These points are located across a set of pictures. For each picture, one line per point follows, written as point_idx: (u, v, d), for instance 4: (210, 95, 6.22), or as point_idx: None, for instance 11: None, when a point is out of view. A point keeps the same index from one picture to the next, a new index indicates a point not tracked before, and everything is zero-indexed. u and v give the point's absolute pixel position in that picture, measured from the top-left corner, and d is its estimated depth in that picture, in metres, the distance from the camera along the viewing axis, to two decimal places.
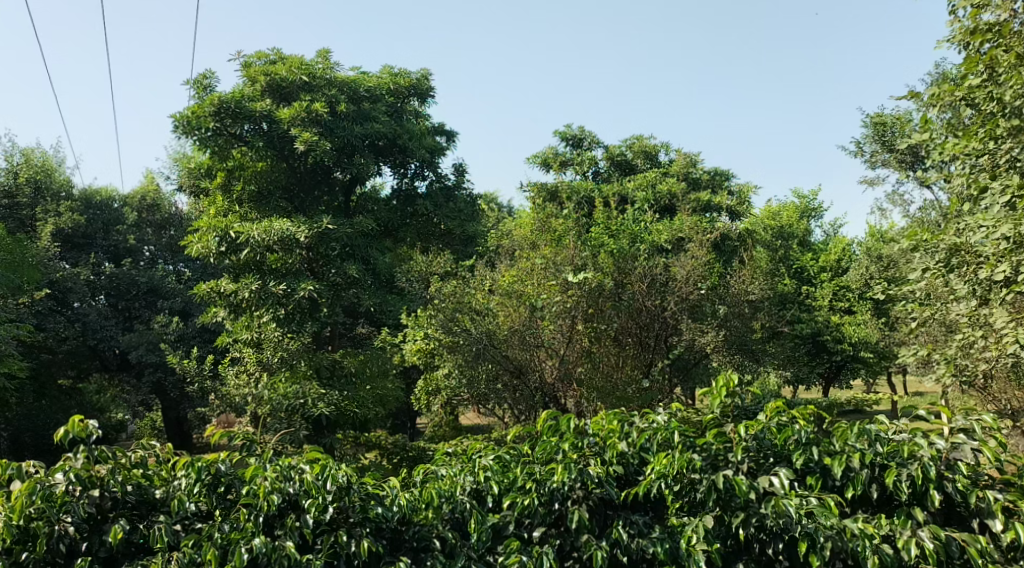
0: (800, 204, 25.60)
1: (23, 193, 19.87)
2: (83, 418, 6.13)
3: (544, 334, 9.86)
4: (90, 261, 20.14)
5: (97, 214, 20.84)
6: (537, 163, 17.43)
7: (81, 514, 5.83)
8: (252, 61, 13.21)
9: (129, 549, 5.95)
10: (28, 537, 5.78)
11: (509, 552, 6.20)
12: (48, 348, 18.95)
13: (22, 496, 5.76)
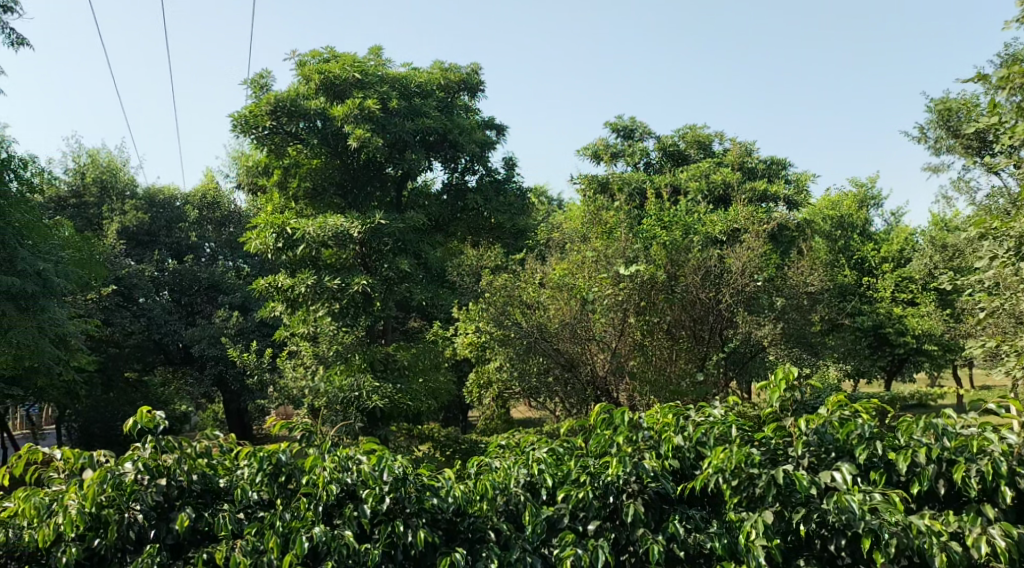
0: (860, 193, 25.20)
1: (89, 193, 20.60)
2: (151, 409, 6.19)
3: (595, 328, 9.84)
4: (154, 257, 20.52)
5: (160, 212, 21.27)
6: (589, 155, 17.35)
7: (149, 502, 5.92)
8: (307, 60, 13.41)
9: (195, 537, 6.00)
10: (100, 524, 5.88)
11: (564, 544, 6.17)
12: (115, 343, 19.63)
13: (94, 484, 5.84)
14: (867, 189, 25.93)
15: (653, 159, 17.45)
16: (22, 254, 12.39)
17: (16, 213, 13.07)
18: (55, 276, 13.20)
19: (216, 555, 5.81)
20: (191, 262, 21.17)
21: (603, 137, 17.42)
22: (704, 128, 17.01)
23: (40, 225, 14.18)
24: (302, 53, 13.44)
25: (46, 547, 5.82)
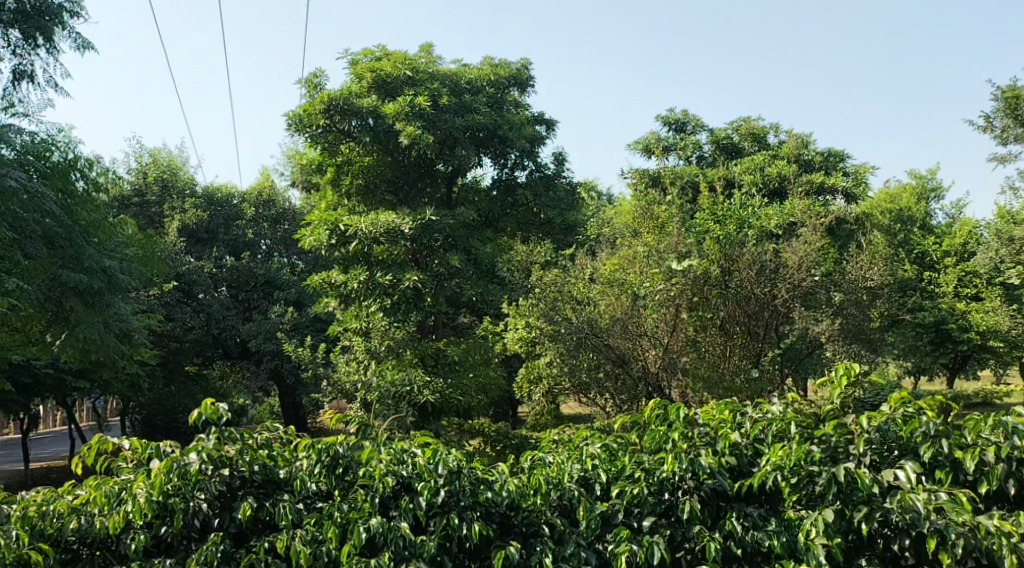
0: (918, 185, 24.86)
1: (151, 191, 21.14)
2: (214, 401, 6.27)
3: (646, 323, 9.78)
4: (212, 254, 20.86)
5: (218, 210, 21.64)
6: (641, 148, 17.24)
7: (214, 492, 5.96)
8: (360, 58, 13.51)
9: (257, 526, 6.05)
10: (167, 512, 5.94)
11: (619, 540, 6.13)
12: (176, 338, 20.00)
13: (161, 474, 5.90)
14: (927, 179, 25.52)
15: (705, 152, 17.32)
16: (87, 251, 12.53)
17: (82, 211, 13.28)
18: (120, 272, 13.31)
19: (278, 543, 5.84)
20: (248, 259, 21.45)
21: (654, 130, 17.29)
22: (758, 120, 16.83)
23: (106, 223, 14.46)
24: (355, 51, 13.55)
25: (116, 534, 5.90)
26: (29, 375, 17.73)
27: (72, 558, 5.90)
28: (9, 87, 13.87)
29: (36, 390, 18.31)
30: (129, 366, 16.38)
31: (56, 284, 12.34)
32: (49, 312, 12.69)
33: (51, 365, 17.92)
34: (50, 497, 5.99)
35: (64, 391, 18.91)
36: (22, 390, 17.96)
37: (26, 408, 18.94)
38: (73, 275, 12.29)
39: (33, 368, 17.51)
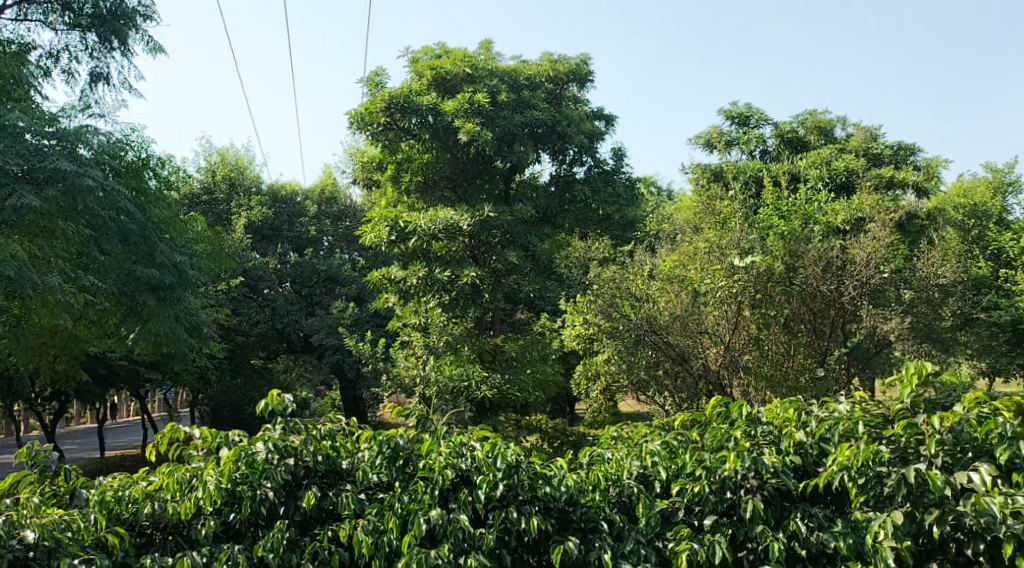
0: (996, 178, 24.17)
1: (219, 189, 21.44)
2: (280, 392, 6.39)
3: (707, 320, 9.63)
4: (277, 251, 21.20)
5: (283, 207, 22.05)
6: (702, 143, 17.10)
7: (279, 480, 5.95)
8: (419, 56, 13.67)
9: (320, 515, 6.04)
10: (235, 499, 5.93)
11: (679, 539, 6.04)
12: (243, 332, 20.30)
13: (229, 462, 5.93)
14: (1005, 173, 24.81)
15: (769, 147, 17.09)
16: (160, 247, 12.71)
17: (155, 209, 13.50)
18: (190, 268, 13.52)
19: (340, 532, 5.82)
20: (311, 256, 21.70)
21: (717, 125, 17.09)
22: (825, 113, 16.55)
23: (177, 220, 14.69)
24: (414, 50, 13.70)
25: (187, 519, 5.88)
26: (103, 366, 18.32)
27: (146, 542, 5.89)
28: (86, 89, 14.17)
29: (111, 380, 18.92)
30: (198, 359, 16.73)
31: (130, 280, 12.59)
32: (123, 307, 12.90)
33: (126, 356, 18.36)
34: (126, 483, 6.03)
35: (136, 382, 19.37)
36: (97, 379, 18.57)
37: (100, 399, 19.42)
38: (147, 271, 12.48)
39: (109, 360, 17.98)
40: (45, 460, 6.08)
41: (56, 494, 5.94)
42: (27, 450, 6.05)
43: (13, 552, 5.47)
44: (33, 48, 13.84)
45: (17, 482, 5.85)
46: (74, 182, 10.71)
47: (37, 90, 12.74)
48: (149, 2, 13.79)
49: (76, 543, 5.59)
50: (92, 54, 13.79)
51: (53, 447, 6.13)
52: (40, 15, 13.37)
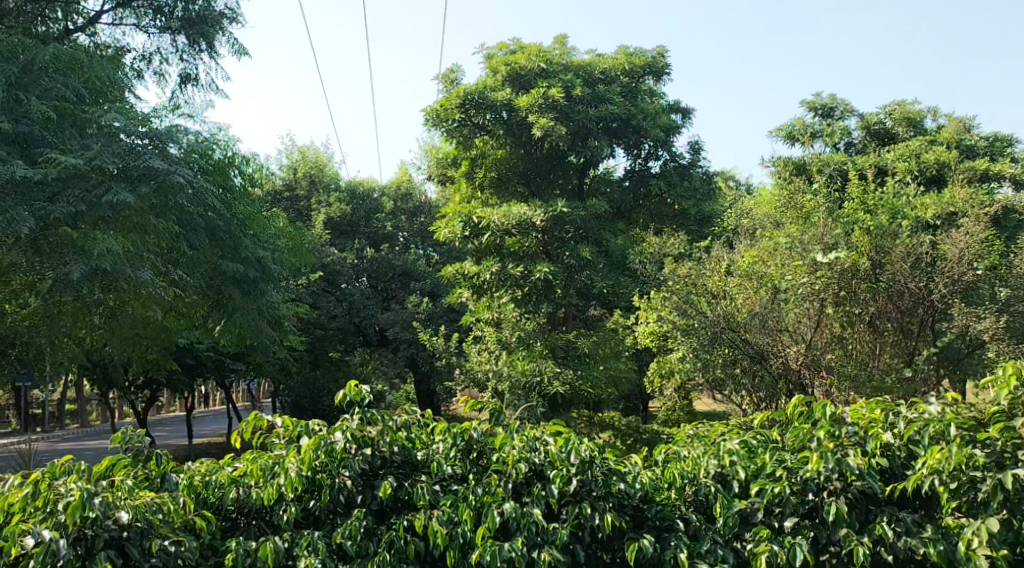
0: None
1: (300, 186, 22.21)
2: (358, 383, 6.28)
3: (788, 319, 9.48)
4: (354, 246, 21.48)
5: (360, 204, 22.26)
6: (786, 136, 16.65)
7: (358, 469, 5.92)
8: (494, 52, 13.72)
9: (396, 504, 5.97)
10: (315, 487, 5.87)
11: (758, 540, 5.87)
12: (322, 325, 20.88)
13: (309, 450, 5.84)
14: None
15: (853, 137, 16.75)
16: (244, 242, 12.87)
17: (240, 205, 13.76)
18: (272, 261, 13.75)
19: (415, 523, 5.74)
20: (387, 250, 21.88)
21: (800, 117, 16.74)
22: (914, 103, 16.15)
23: (260, 217, 14.91)
24: (489, 46, 13.76)
25: (270, 505, 5.84)
26: (192, 357, 18.67)
27: (231, 526, 5.88)
28: (176, 90, 14.41)
29: (198, 369, 19.27)
30: (280, 350, 17.01)
31: (217, 274, 12.84)
32: (210, 300, 13.20)
33: (213, 347, 18.72)
34: (212, 468, 6.00)
35: (223, 372, 19.73)
36: (185, 368, 18.97)
37: (189, 388, 19.84)
38: (232, 265, 12.69)
39: (197, 351, 18.35)
40: (138, 445, 6.01)
41: (147, 478, 5.90)
42: (121, 435, 5.99)
43: (107, 533, 5.37)
44: (127, 52, 14.10)
45: (113, 464, 5.83)
46: (164, 180, 10.74)
47: (131, 91, 13.00)
48: (235, 5, 13.89)
49: (167, 524, 5.52)
50: (182, 56, 14.03)
51: (145, 432, 6.05)
52: (134, 18, 13.73)
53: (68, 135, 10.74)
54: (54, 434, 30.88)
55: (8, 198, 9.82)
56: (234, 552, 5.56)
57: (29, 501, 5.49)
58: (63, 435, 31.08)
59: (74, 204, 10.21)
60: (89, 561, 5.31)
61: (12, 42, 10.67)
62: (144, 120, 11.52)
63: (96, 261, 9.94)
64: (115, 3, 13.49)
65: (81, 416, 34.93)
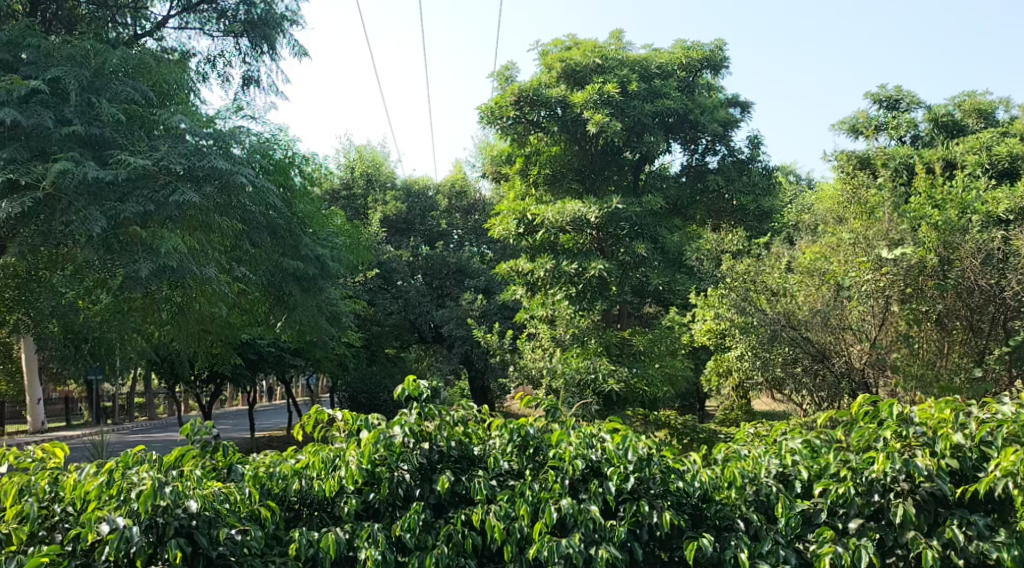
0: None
1: (357, 185, 22.43)
2: (416, 378, 6.24)
3: (851, 316, 9.26)
4: (410, 243, 21.58)
5: (416, 202, 22.36)
6: (849, 129, 17.36)
7: (416, 463, 5.88)
8: (549, 49, 13.65)
9: (454, 499, 5.93)
10: (374, 480, 5.87)
11: (822, 541, 5.71)
12: (378, 321, 20.95)
13: (368, 443, 5.83)
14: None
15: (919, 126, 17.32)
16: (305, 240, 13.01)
17: (299, 203, 13.93)
18: (332, 259, 13.88)
19: (472, 517, 5.68)
20: (442, 247, 21.93)
21: (864, 109, 17.33)
22: (982, 94, 16.64)
23: (319, 215, 15.07)
24: (544, 43, 13.70)
25: (331, 497, 5.82)
26: (254, 352, 18.87)
27: (295, 517, 5.85)
28: (240, 92, 14.56)
29: (260, 365, 19.38)
30: (337, 346, 17.10)
31: (278, 271, 12.95)
32: (271, 297, 13.32)
33: (274, 343, 18.95)
34: (276, 460, 6.00)
35: (283, 368, 19.89)
36: (248, 364, 19.17)
37: (250, 383, 20.05)
38: (292, 263, 12.79)
39: (258, 346, 18.57)
40: (205, 436, 6.06)
41: (215, 468, 5.91)
42: (190, 426, 6.03)
43: (177, 521, 5.38)
44: (193, 55, 14.27)
45: (181, 455, 5.84)
46: (228, 180, 10.82)
47: (195, 94, 13.15)
48: (296, 7, 13.98)
49: (233, 514, 5.51)
50: (244, 59, 14.15)
51: (213, 424, 6.11)
52: (198, 23, 13.95)
53: (138, 136, 10.70)
54: (123, 426, 31.51)
55: (81, 197, 9.92)
56: (297, 542, 5.55)
57: (103, 489, 5.46)
58: (131, 427, 31.70)
59: (144, 204, 10.19)
60: (159, 549, 5.32)
61: (84, 46, 10.73)
62: (209, 122, 11.67)
63: (164, 259, 10.08)
64: (181, 8, 13.68)
65: (149, 409, 35.63)
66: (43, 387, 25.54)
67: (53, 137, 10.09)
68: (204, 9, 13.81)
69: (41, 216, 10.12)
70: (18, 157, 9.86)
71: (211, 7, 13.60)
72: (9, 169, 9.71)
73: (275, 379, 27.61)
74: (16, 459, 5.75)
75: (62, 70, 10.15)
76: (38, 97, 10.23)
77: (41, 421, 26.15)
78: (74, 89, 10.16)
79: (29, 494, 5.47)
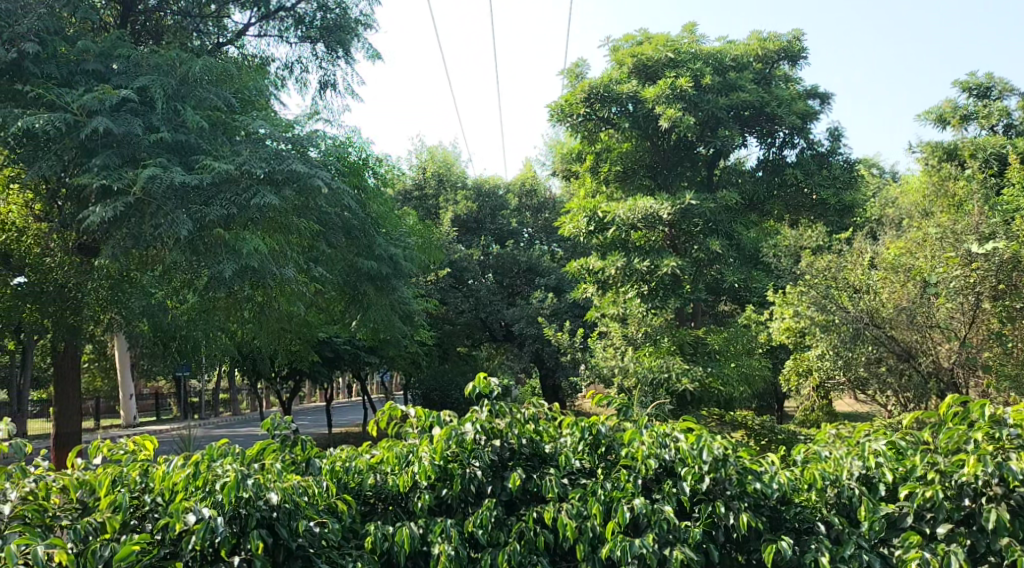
0: None
1: (429, 186, 22.52)
2: (487, 375, 6.13)
3: (939, 314, 8.91)
4: (481, 243, 21.60)
5: (486, 202, 22.34)
6: (936, 120, 17.32)
7: (488, 460, 5.76)
8: (620, 44, 13.44)
9: (525, 496, 5.81)
10: (447, 476, 5.73)
11: (908, 546, 5.44)
12: (450, 320, 20.97)
13: (441, 439, 5.75)
14: None
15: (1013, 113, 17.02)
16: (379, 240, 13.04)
17: (373, 204, 13.94)
18: (406, 259, 13.81)
19: (544, 515, 5.53)
20: (512, 247, 21.87)
21: (951, 99, 17.18)
22: None
23: (392, 215, 15.07)
24: (614, 39, 13.50)
25: (405, 492, 5.72)
26: (330, 350, 19.01)
27: (369, 511, 5.77)
28: (316, 97, 14.66)
29: (337, 363, 19.53)
30: (411, 343, 17.14)
31: (352, 271, 13.01)
32: (346, 296, 13.41)
33: (349, 341, 19.09)
34: (351, 455, 5.92)
35: (359, 365, 19.94)
36: (325, 361, 19.28)
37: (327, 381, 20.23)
38: (368, 263, 12.82)
39: (335, 343, 18.73)
40: (285, 431, 6.08)
41: (294, 462, 5.85)
42: (270, 420, 6.07)
43: (259, 513, 5.31)
44: (271, 60, 14.41)
45: (263, 448, 5.85)
46: (306, 183, 10.78)
47: (273, 99, 13.29)
48: (370, 11, 13.99)
49: (312, 506, 5.45)
50: (321, 63, 14.23)
51: (292, 419, 6.13)
52: (277, 31, 13.94)
53: (221, 142, 10.83)
54: (210, 421, 32.13)
55: (169, 200, 10.04)
56: (372, 536, 5.45)
57: (189, 480, 5.40)
58: (216, 421, 32.38)
59: (227, 207, 10.29)
60: (243, 539, 5.28)
61: (170, 55, 10.93)
62: (288, 126, 11.72)
63: (245, 260, 10.15)
64: (259, 16, 13.73)
65: (233, 405, 36.30)
66: (134, 383, 26.14)
67: (143, 143, 10.22)
68: (282, 17, 13.74)
69: (132, 219, 10.18)
70: (110, 162, 9.96)
71: (288, 13, 13.66)
72: (102, 175, 9.82)
73: (351, 377, 27.87)
74: (109, 451, 5.74)
75: (149, 78, 10.34)
76: (128, 105, 10.36)
77: (132, 416, 26.77)
78: (161, 98, 10.34)
79: (121, 485, 5.42)
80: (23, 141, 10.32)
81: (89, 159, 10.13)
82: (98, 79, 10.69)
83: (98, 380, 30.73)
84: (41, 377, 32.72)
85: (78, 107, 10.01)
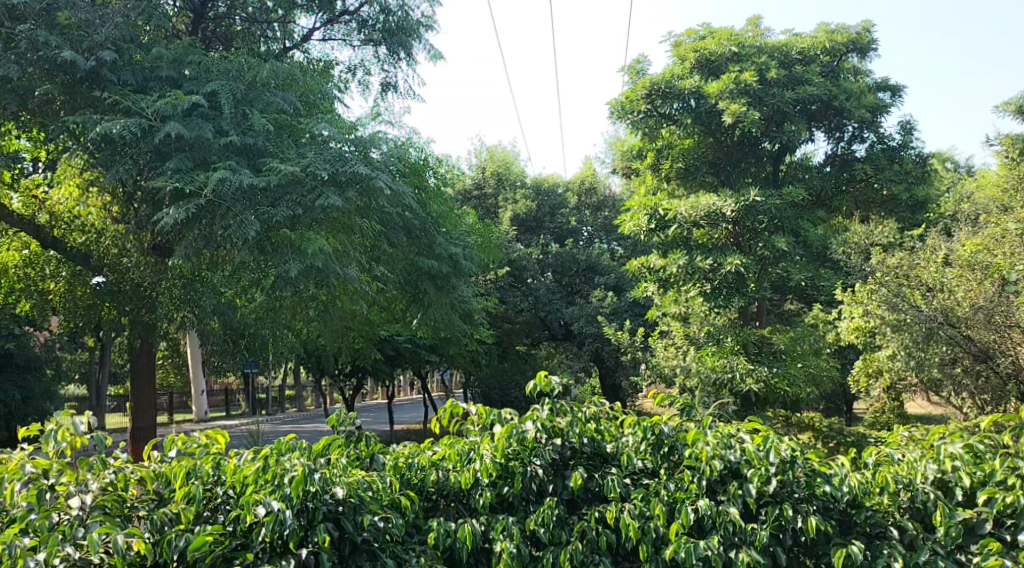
0: None
1: (489, 185, 22.46)
2: (547, 373, 6.01)
3: (1018, 314, 8.33)
4: (540, 242, 21.49)
5: (546, 200, 22.20)
6: (1013, 111, 16.79)
7: (549, 458, 5.66)
8: (682, 39, 13.23)
9: (587, 495, 5.69)
10: (508, 474, 5.63)
11: (987, 553, 5.20)
12: (509, 318, 20.91)
13: (502, 438, 5.64)
14: None
15: None
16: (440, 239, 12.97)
17: (434, 203, 13.91)
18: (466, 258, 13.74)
19: (607, 515, 5.41)
20: (572, 245, 21.73)
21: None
22: None
23: (451, 214, 15.01)
24: (677, 34, 13.29)
25: (465, 489, 5.63)
26: (392, 348, 19.04)
27: (432, 507, 5.67)
28: (378, 98, 14.69)
29: (398, 360, 19.59)
30: (470, 341, 17.10)
31: (414, 270, 13.00)
32: (407, 295, 13.42)
33: (411, 339, 19.13)
34: (414, 451, 5.84)
35: (419, 363, 19.99)
36: (386, 359, 19.34)
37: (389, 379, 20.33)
38: (428, 262, 12.79)
39: (397, 342, 18.78)
40: (349, 427, 5.98)
41: (359, 457, 5.77)
42: (334, 416, 5.98)
43: (325, 506, 5.26)
44: (335, 64, 14.49)
45: (329, 443, 5.78)
46: (368, 183, 10.74)
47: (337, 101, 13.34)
48: (431, 13, 13.96)
49: (377, 501, 5.36)
50: (384, 65, 14.25)
51: (357, 415, 6.03)
52: (341, 35, 14.03)
53: (286, 143, 10.86)
54: (276, 417, 32.54)
55: (238, 202, 10.12)
56: (435, 532, 5.39)
57: (259, 474, 5.36)
58: (282, 417, 32.80)
59: (293, 208, 10.32)
60: (310, 532, 5.21)
61: (239, 61, 11.25)
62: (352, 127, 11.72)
63: (309, 259, 10.06)
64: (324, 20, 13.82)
65: (298, 401, 36.70)
66: (204, 379, 26.58)
67: (214, 146, 10.25)
68: (345, 21, 13.80)
69: (202, 221, 10.25)
70: (183, 166, 10.07)
71: (351, 17, 13.68)
72: (175, 177, 9.95)
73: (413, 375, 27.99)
74: (183, 445, 5.69)
75: (218, 83, 10.44)
76: (198, 109, 10.46)
77: (203, 411, 27.19)
78: (228, 102, 10.42)
79: (195, 477, 5.39)
80: (101, 146, 10.48)
81: (162, 163, 10.25)
82: (171, 85, 10.81)
83: (169, 376, 31.37)
84: (115, 372, 33.53)
85: (151, 112, 10.14)
